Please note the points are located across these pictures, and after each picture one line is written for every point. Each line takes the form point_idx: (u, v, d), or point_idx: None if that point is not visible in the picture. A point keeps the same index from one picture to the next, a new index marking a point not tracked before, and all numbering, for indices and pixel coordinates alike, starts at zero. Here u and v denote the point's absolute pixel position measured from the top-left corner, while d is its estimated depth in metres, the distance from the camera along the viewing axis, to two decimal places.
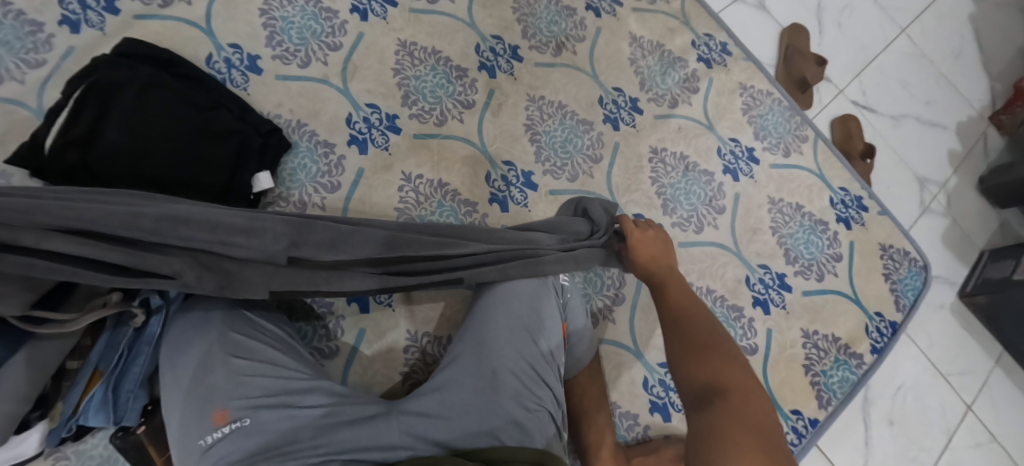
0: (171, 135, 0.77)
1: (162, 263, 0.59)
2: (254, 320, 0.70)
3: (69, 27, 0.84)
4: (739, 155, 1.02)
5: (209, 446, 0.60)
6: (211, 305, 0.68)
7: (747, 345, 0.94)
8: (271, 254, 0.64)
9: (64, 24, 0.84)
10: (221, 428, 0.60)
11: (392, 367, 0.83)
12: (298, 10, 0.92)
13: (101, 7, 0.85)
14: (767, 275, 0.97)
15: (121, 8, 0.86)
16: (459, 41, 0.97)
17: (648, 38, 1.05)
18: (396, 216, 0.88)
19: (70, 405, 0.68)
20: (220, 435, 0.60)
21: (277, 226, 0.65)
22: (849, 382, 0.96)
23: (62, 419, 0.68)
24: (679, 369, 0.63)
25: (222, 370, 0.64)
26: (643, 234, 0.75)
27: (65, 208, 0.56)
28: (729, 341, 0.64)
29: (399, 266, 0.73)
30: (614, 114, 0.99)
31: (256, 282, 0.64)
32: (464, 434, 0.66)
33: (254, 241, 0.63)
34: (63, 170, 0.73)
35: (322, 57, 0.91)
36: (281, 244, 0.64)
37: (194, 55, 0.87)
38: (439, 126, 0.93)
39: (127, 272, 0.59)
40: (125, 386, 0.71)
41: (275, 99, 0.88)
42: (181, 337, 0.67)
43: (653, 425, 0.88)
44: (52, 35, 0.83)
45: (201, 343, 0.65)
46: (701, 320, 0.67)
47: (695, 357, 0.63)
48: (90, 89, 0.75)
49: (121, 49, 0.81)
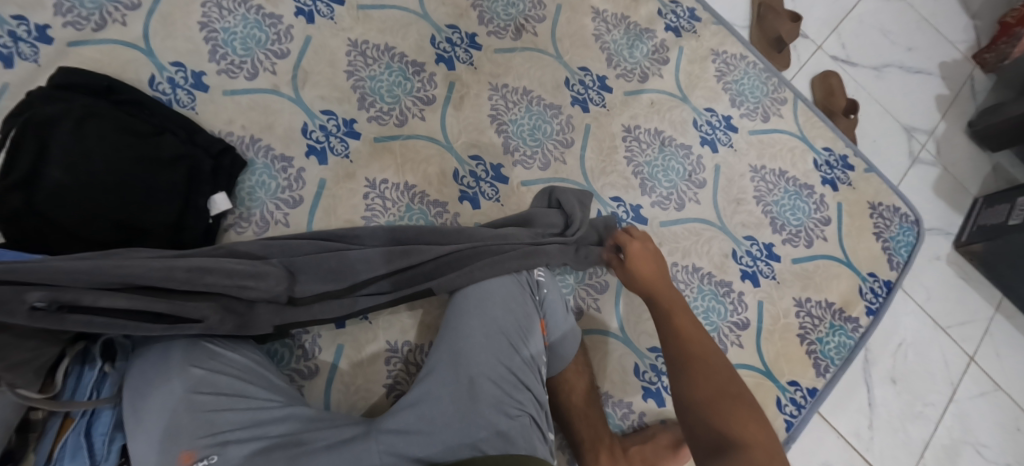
0: (118, 167, 0.73)
1: (193, 309, 0.65)
2: (216, 350, 0.67)
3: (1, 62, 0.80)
4: (715, 125, 0.98)
5: None
6: (170, 340, 0.66)
7: (738, 320, 0.91)
8: (275, 295, 0.70)
9: None
10: None
11: (374, 381, 0.80)
12: (241, 20, 0.88)
13: (32, 38, 0.81)
14: (754, 247, 0.94)
15: (55, 36, 0.82)
16: (413, 35, 0.93)
17: (612, 11, 1.01)
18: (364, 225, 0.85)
19: (42, 454, 0.63)
20: None
21: (279, 270, 0.71)
22: (847, 347, 0.94)
23: None
24: (696, 415, 0.64)
25: (183, 409, 0.61)
26: (638, 247, 0.81)
27: (114, 268, 0.61)
28: (748, 395, 0.65)
29: (402, 282, 0.77)
30: (582, 95, 0.95)
31: (265, 320, 0.71)
32: (445, 447, 0.63)
33: (262, 283, 0.69)
34: (4, 213, 0.67)
35: (269, 66, 0.87)
36: (282, 286, 0.70)
37: (136, 78, 0.83)
38: (400, 126, 0.89)
39: (163, 320, 0.64)
40: (97, 429, 0.64)
41: (225, 115, 0.84)
42: (139, 374, 0.64)
43: (648, 412, 0.86)
44: None
45: (158, 381, 0.62)
46: (718, 367, 0.68)
47: (714, 406, 0.63)
48: (24, 126, 0.70)
49: (57, 79, 0.76)
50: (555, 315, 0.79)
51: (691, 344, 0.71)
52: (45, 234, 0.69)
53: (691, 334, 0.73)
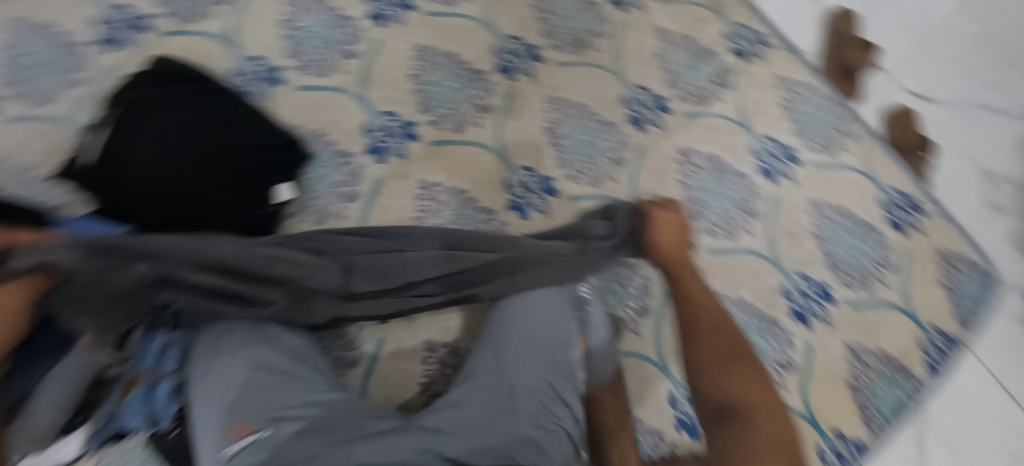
0: (197, 151, 0.78)
1: (262, 293, 0.70)
2: (276, 330, 0.71)
3: (107, 47, 0.80)
4: (776, 155, 0.88)
5: (230, 458, 0.60)
6: (233, 316, 0.70)
7: (782, 360, 0.87)
8: (334, 286, 0.73)
9: (96, 44, 0.79)
10: (241, 440, 0.61)
11: (410, 378, 0.82)
12: (316, 19, 0.90)
13: (125, 25, 0.80)
14: (808, 285, 0.87)
15: (152, 23, 0.82)
16: (476, 44, 0.97)
17: (677, 30, 0.93)
18: (415, 224, 0.92)
19: (108, 408, 0.66)
20: (240, 447, 0.61)
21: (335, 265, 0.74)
22: (909, 406, 0.77)
23: (103, 421, 0.65)
24: (701, 379, 0.68)
25: (241, 382, 0.65)
26: (664, 220, 0.80)
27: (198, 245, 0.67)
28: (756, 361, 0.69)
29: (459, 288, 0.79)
30: (637, 113, 0.96)
31: (327, 308, 0.74)
32: (479, 450, 0.64)
33: (318, 274, 0.72)
34: (99, 183, 0.75)
35: (341, 66, 0.91)
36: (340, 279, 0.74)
37: (218, 70, 0.86)
38: (457, 132, 0.93)
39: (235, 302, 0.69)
40: (159, 391, 0.69)
41: (296, 110, 0.89)
42: (202, 346, 0.68)
43: (680, 443, 0.80)
44: (76, 52, 0.78)
45: (222, 351, 0.67)
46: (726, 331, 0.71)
47: (726, 370, 0.68)
48: (120, 106, 0.77)
49: (150, 64, 0.81)
50: (596, 333, 0.79)
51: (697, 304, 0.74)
52: (131, 205, 0.76)
53: (702, 300, 0.75)
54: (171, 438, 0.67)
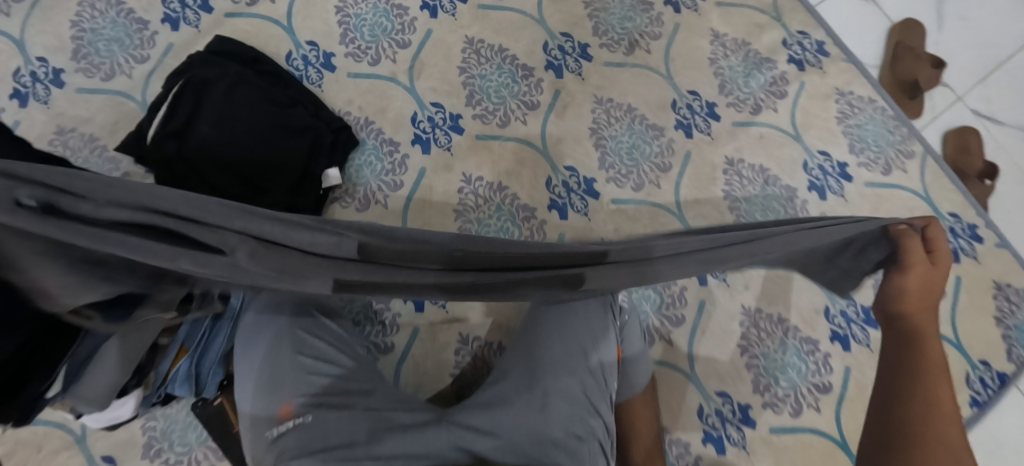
0: (253, 130, 0.82)
1: None
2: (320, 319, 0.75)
3: (170, 25, 0.91)
4: (828, 170, 0.92)
5: (277, 436, 0.65)
6: None
7: (819, 382, 0.85)
8: None
9: (166, 23, 0.91)
10: (286, 422, 0.66)
11: (443, 368, 0.83)
12: (372, 8, 0.93)
13: (197, 6, 0.92)
14: (851, 308, 0.87)
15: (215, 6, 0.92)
16: (526, 39, 0.94)
17: (733, 35, 0.96)
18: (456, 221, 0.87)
19: (161, 375, 0.74)
20: (285, 428, 0.65)
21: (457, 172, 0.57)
22: None
23: (153, 387, 0.75)
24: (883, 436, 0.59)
25: (291, 367, 0.70)
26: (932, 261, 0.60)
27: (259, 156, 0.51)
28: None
29: None
30: (688, 120, 0.92)
31: None
32: (512, 450, 0.65)
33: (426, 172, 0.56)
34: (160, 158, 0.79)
35: (391, 55, 0.92)
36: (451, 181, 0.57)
37: (276, 52, 0.91)
38: (502, 127, 0.90)
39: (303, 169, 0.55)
40: (205, 363, 0.77)
41: (346, 96, 0.90)
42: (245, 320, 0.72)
43: (705, 457, 0.82)
44: (155, 32, 0.91)
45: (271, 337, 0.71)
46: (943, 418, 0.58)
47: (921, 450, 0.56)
48: (187, 85, 0.82)
49: (215, 48, 0.87)
50: (632, 341, 0.77)
51: (928, 345, 0.61)
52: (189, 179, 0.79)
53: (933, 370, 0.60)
54: (214, 402, 0.80)
